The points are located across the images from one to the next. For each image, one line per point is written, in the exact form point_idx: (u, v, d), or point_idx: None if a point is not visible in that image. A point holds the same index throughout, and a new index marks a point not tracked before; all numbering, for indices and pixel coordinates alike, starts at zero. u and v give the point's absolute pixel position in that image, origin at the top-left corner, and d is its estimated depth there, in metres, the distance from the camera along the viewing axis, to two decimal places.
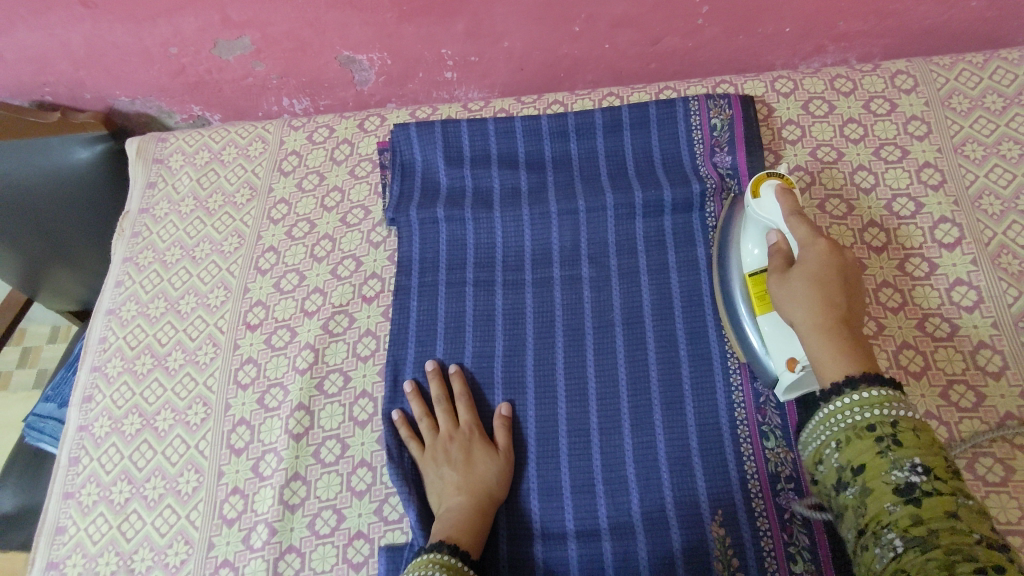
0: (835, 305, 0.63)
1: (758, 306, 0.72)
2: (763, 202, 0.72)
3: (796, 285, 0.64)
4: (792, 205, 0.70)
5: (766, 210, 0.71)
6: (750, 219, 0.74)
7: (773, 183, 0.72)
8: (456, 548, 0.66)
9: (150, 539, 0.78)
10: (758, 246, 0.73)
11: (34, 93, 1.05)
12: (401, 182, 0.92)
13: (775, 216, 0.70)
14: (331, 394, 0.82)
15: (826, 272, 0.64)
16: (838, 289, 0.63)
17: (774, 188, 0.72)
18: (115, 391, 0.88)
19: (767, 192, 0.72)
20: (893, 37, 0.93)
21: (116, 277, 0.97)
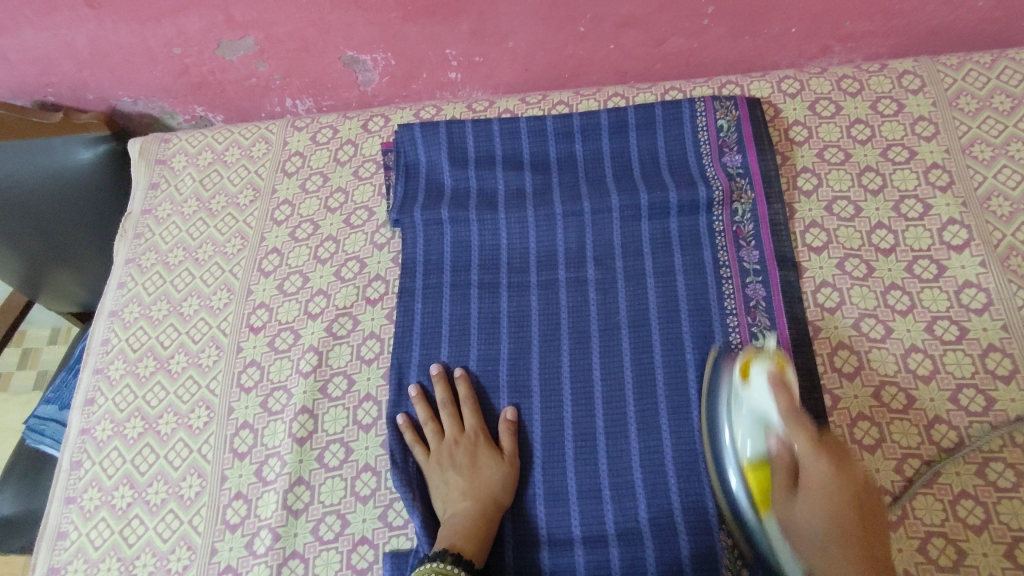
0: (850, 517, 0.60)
1: (759, 505, 0.66)
2: (754, 388, 0.67)
3: (801, 515, 0.61)
4: (789, 401, 0.64)
5: (759, 400, 0.67)
6: (741, 407, 0.69)
7: (765, 366, 0.67)
8: (458, 557, 0.65)
9: (153, 545, 0.77)
10: (752, 439, 0.67)
11: (36, 93, 1.05)
12: (405, 183, 0.92)
13: (771, 410, 0.66)
14: (334, 398, 0.81)
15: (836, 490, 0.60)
16: (849, 506, 0.60)
17: (767, 371, 0.67)
18: (117, 394, 0.87)
19: (758, 376, 0.67)
20: (900, 38, 0.92)
21: (119, 278, 0.96)
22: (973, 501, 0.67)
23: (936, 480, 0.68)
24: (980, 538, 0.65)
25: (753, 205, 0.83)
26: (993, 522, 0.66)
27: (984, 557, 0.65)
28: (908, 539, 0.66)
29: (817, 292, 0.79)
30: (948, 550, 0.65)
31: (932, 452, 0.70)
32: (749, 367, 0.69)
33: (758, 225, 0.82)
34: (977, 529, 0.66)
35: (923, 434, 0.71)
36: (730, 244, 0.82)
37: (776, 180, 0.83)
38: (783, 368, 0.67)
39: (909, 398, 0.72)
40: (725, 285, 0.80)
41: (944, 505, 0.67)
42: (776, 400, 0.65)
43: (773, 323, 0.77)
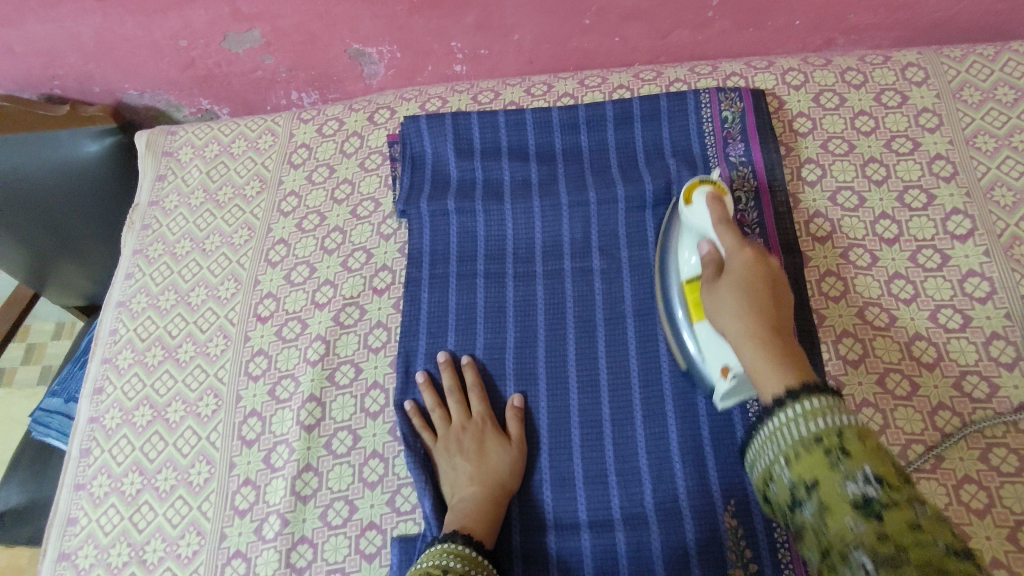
0: (760, 307, 0.60)
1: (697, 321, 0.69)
2: (694, 208, 0.72)
3: (723, 293, 0.63)
4: (722, 213, 0.70)
5: (698, 217, 0.71)
6: (686, 228, 0.73)
7: (707, 189, 0.72)
8: (470, 538, 0.65)
9: (162, 531, 0.78)
10: (695, 254, 0.71)
11: (43, 86, 1.05)
12: (411, 174, 0.92)
13: (707, 224, 0.70)
14: (342, 386, 0.82)
15: (750, 275, 0.63)
16: (767, 300, 0.61)
17: (707, 195, 0.71)
18: (126, 383, 0.88)
19: (700, 198, 0.72)
20: (903, 30, 0.93)
21: (126, 269, 0.97)
22: (976, 486, 0.68)
23: (940, 466, 0.69)
24: (983, 522, 0.66)
25: (757, 195, 0.83)
26: (996, 506, 0.66)
27: (987, 541, 0.65)
28: None
29: (822, 281, 0.80)
30: None
31: (935, 438, 0.70)
32: (691, 193, 0.73)
33: (762, 214, 0.82)
34: (980, 513, 0.66)
35: (927, 420, 0.71)
36: None
37: (780, 171, 0.84)
38: (723, 195, 0.73)
39: (913, 385, 0.73)
40: None
41: (948, 490, 0.68)
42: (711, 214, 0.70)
43: None
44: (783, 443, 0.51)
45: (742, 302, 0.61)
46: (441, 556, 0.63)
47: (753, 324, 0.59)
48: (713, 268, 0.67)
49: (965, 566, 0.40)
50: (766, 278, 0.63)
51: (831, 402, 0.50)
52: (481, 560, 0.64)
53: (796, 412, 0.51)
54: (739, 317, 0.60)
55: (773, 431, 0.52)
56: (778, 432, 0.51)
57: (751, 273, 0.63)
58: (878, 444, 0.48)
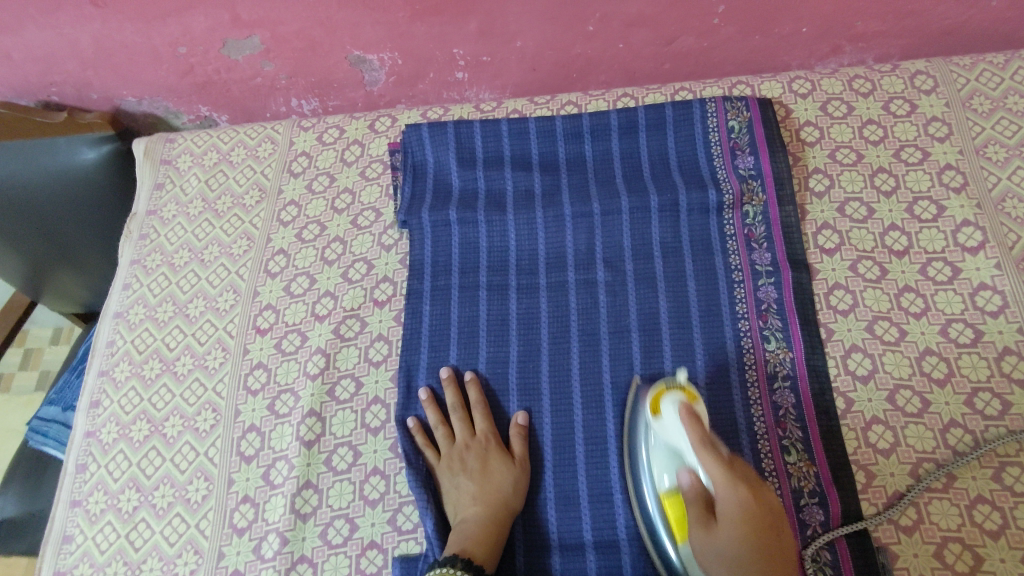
0: (764, 549, 0.55)
1: (680, 540, 0.64)
2: (665, 419, 0.65)
3: (717, 553, 0.56)
4: (699, 428, 0.61)
5: (670, 432, 0.64)
6: (656, 438, 0.67)
7: (678, 397, 0.65)
8: (469, 563, 0.64)
9: (159, 549, 0.76)
10: (671, 472, 0.65)
11: (40, 93, 1.04)
12: (412, 184, 0.91)
13: (680, 438, 0.63)
14: (342, 401, 0.80)
15: (748, 532, 0.56)
16: (774, 560, 0.55)
17: (678, 404, 0.64)
18: (123, 396, 0.87)
19: (670, 408, 0.65)
20: (912, 38, 0.91)
21: (124, 279, 0.96)
22: (989, 506, 0.66)
23: (952, 485, 0.68)
24: (997, 544, 0.65)
25: (764, 207, 0.82)
26: (1010, 527, 0.65)
27: (1002, 563, 0.64)
28: (922, 544, 0.66)
29: (830, 294, 0.78)
30: (964, 556, 0.65)
31: (947, 456, 0.69)
32: (661, 401, 0.66)
33: (769, 227, 0.81)
34: (994, 534, 0.65)
35: (939, 438, 0.70)
36: (741, 247, 0.81)
37: (788, 182, 0.83)
38: (693, 402, 0.65)
39: (924, 402, 0.72)
40: (736, 289, 0.79)
41: (960, 510, 0.66)
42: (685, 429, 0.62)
43: (785, 325, 0.77)
44: None
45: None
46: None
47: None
48: (699, 508, 0.60)
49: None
50: (762, 524, 0.56)
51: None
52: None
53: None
54: None
55: None
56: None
57: (753, 523, 0.56)
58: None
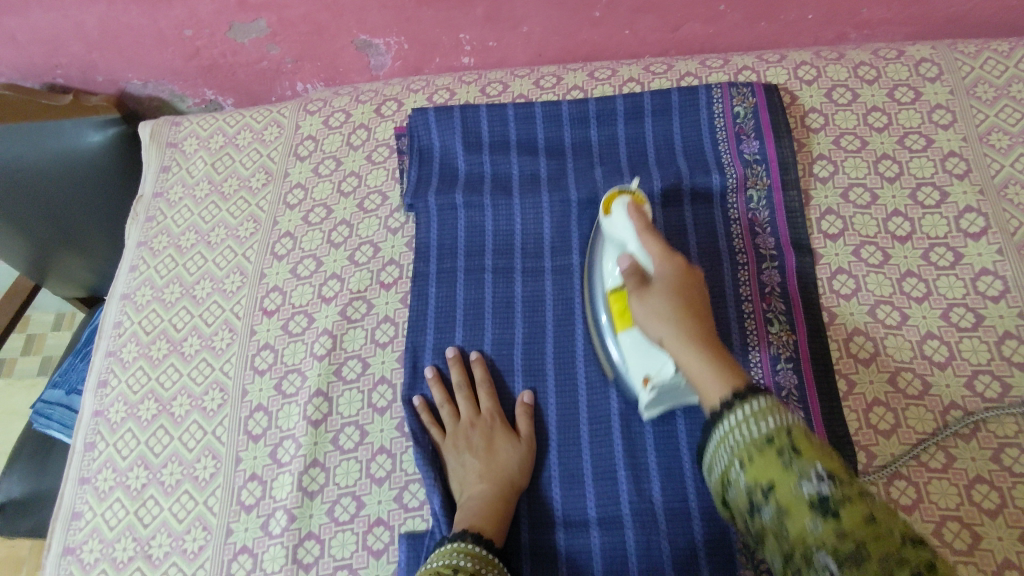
0: (689, 312, 0.62)
1: (620, 329, 0.69)
2: (615, 218, 0.71)
3: (654, 301, 0.63)
4: (644, 223, 0.69)
5: (619, 228, 0.70)
6: (606, 237, 0.73)
7: (627, 199, 0.71)
8: (479, 537, 0.65)
9: (168, 526, 0.77)
10: (615, 262, 0.71)
11: (45, 75, 1.04)
12: (419, 167, 0.91)
13: (626, 232, 0.70)
14: (349, 381, 0.81)
15: (680, 288, 0.63)
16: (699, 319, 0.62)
17: (626, 206, 0.70)
18: (130, 376, 0.87)
19: (620, 209, 0.71)
20: (917, 25, 0.92)
21: (131, 261, 0.96)
22: (988, 486, 0.67)
23: (952, 465, 0.69)
24: (995, 523, 0.66)
25: (768, 192, 0.83)
26: (1008, 507, 0.66)
27: (1000, 542, 0.65)
28: (922, 523, 0.67)
29: (833, 279, 0.79)
30: (963, 534, 0.66)
31: (948, 438, 0.70)
32: (612, 204, 0.72)
33: (773, 212, 0.82)
34: (992, 513, 0.66)
35: (939, 419, 0.71)
36: (745, 232, 0.82)
37: (792, 167, 0.83)
38: (641, 203, 0.72)
39: (925, 384, 0.73)
40: (740, 271, 0.80)
41: (959, 490, 0.67)
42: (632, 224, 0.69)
43: (788, 308, 0.77)
44: (737, 443, 0.51)
45: (677, 306, 0.62)
46: (449, 556, 0.62)
47: (687, 334, 0.60)
48: (635, 273, 0.66)
49: (922, 553, 0.41)
50: (691, 298, 0.63)
51: (772, 404, 0.52)
52: (492, 559, 0.64)
53: (745, 414, 0.52)
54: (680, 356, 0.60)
55: (732, 431, 0.52)
56: (734, 434, 0.52)
57: (683, 292, 0.63)
58: (819, 438, 0.49)
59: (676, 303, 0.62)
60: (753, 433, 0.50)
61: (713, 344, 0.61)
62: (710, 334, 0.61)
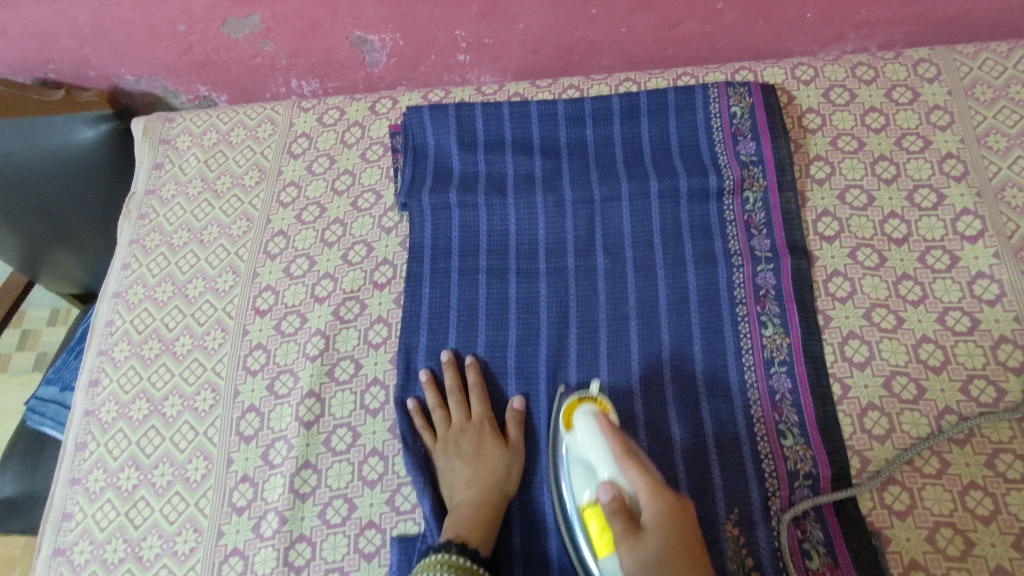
0: (679, 540, 0.55)
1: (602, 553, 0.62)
2: (577, 437, 0.67)
3: (639, 540, 0.56)
4: (613, 441, 0.64)
5: (583, 447, 0.66)
6: (570, 456, 0.68)
7: (590, 410, 0.68)
8: (465, 547, 0.64)
9: (159, 527, 0.77)
10: (589, 489, 0.65)
11: (37, 70, 1.03)
12: (413, 166, 0.90)
13: (592, 452, 0.65)
14: (341, 382, 0.81)
15: (666, 518, 0.57)
16: (691, 553, 0.55)
17: (591, 420, 0.67)
18: (122, 375, 0.87)
19: (582, 423, 0.67)
20: (916, 25, 0.91)
21: (123, 259, 0.95)
22: (982, 492, 0.67)
23: (946, 471, 0.68)
24: (988, 529, 0.65)
25: (764, 194, 0.82)
26: (1001, 513, 0.66)
27: (992, 548, 0.65)
28: (915, 529, 0.67)
29: (829, 282, 0.79)
30: (955, 540, 0.65)
31: (943, 443, 0.69)
32: (573, 419, 0.69)
33: (769, 214, 0.81)
34: (986, 519, 0.66)
35: (933, 424, 0.70)
36: (741, 233, 0.81)
37: (789, 168, 0.83)
38: (606, 412, 0.70)
39: (920, 388, 0.72)
40: (735, 274, 0.79)
41: (953, 495, 0.67)
42: (598, 441, 0.65)
43: (783, 311, 0.77)
44: None
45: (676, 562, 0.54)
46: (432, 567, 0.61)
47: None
48: (614, 504, 0.59)
49: None
50: (679, 521, 0.57)
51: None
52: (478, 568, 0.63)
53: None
54: None
55: None
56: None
57: (676, 529, 0.56)
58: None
59: (670, 544, 0.55)
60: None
61: None
62: (701, 567, 0.54)
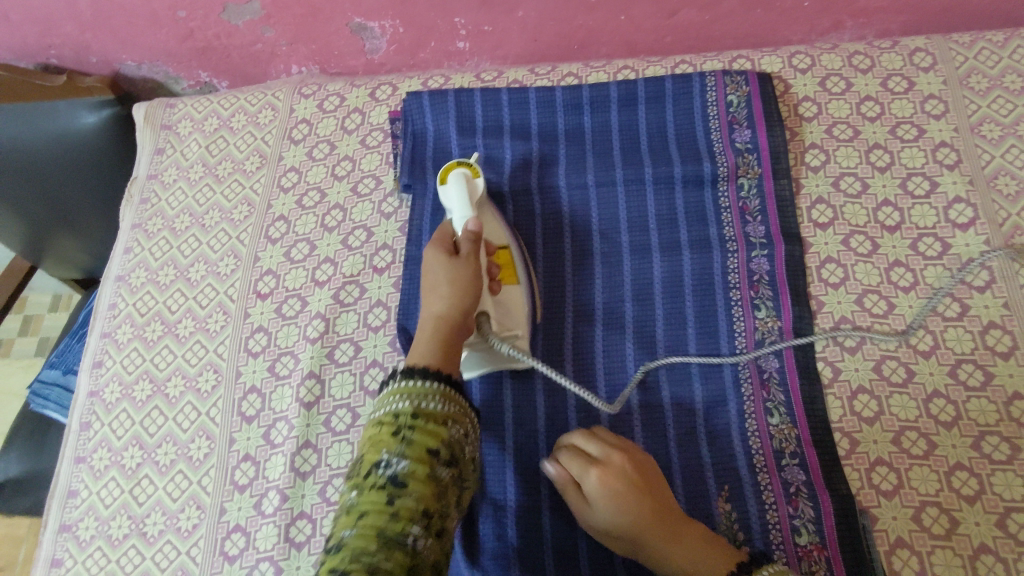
0: (632, 514, 0.61)
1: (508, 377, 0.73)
2: (449, 187, 0.78)
3: (596, 514, 0.63)
4: (473, 194, 0.78)
5: (449, 193, 0.78)
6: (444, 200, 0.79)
7: (461, 171, 0.79)
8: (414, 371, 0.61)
9: (162, 504, 0.79)
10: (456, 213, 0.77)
11: (39, 55, 1.04)
12: (412, 152, 0.91)
13: (458, 197, 0.77)
14: (341, 363, 0.82)
15: (614, 507, 0.61)
16: (636, 515, 0.61)
17: (463, 177, 0.78)
18: (125, 357, 0.88)
19: (455, 178, 0.78)
20: (913, 14, 0.91)
21: (125, 242, 0.97)
22: (967, 473, 0.68)
23: (933, 452, 0.70)
24: (973, 508, 0.67)
25: (759, 181, 0.83)
26: (986, 493, 0.67)
27: (976, 527, 0.66)
28: (901, 508, 0.68)
29: (822, 268, 0.80)
30: (940, 520, 0.67)
31: (930, 425, 0.71)
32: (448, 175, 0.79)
33: (764, 201, 0.82)
34: (971, 499, 0.67)
35: (921, 407, 0.72)
36: (736, 219, 0.82)
37: (783, 156, 0.84)
38: (474, 176, 0.80)
39: (909, 372, 0.74)
40: (729, 260, 0.80)
41: (939, 476, 0.69)
42: (464, 194, 0.77)
43: (775, 296, 0.78)
44: None
45: (617, 516, 0.61)
46: (390, 398, 0.59)
47: (636, 528, 0.61)
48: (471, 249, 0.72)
49: None
50: (626, 500, 0.61)
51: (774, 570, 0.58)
52: (449, 391, 0.60)
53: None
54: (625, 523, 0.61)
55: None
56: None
57: (621, 516, 0.61)
58: None
59: (618, 515, 0.61)
60: None
61: (666, 532, 0.61)
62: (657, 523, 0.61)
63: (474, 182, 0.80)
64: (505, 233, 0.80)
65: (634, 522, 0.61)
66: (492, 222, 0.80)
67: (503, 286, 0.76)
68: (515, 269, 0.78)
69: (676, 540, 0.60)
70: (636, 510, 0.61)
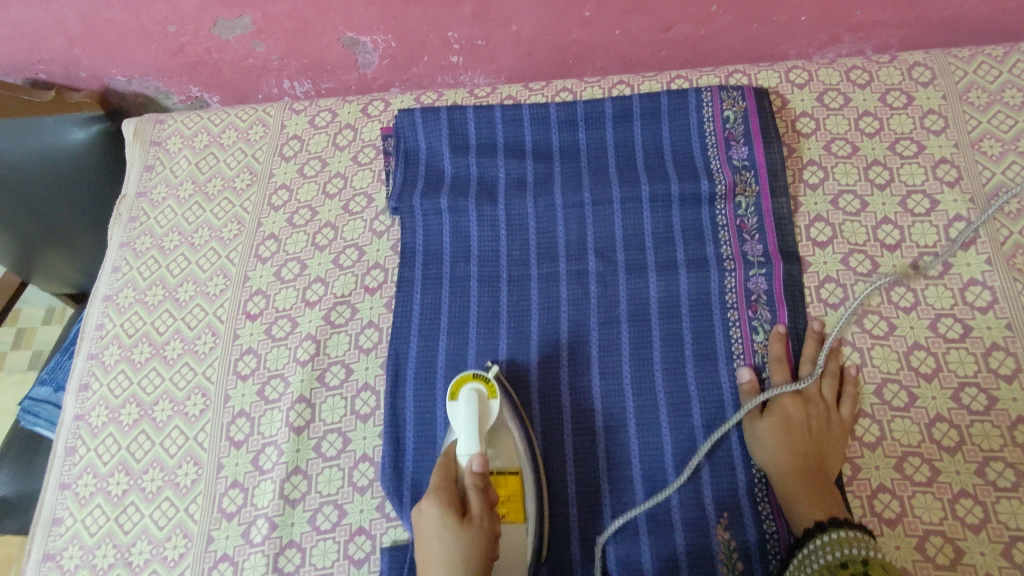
0: (800, 447, 0.69)
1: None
2: (460, 405, 0.70)
3: (764, 430, 0.71)
4: (483, 419, 0.69)
5: (459, 414, 0.70)
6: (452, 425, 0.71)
7: (478, 385, 0.71)
8: None
9: (148, 532, 0.77)
10: (467, 443, 0.68)
11: (28, 70, 1.02)
12: (404, 170, 0.90)
13: (467, 423, 0.69)
14: (332, 386, 0.80)
15: (801, 428, 0.70)
16: (806, 449, 0.69)
17: (476, 393, 0.70)
18: (112, 379, 0.87)
19: (468, 393, 0.70)
20: (911, 28, 0.90)
21: (113, 262, 0.95)
22: (972, 500, 0.67)
23: (936, 479, 0.68)
24: (977, 538, 0.65)
25: (756, 199, 0.82)
26: (991, 522, 0.66)
27: (981, 557, 0.65)
28: (905, 537, 0.66)
29: (821, 288, 0.79)
30: (944, 550, 0.65)
31: (933, 451, 0.69)
32: (461, 388, 0.71)
33: (762, 219, 0.81)
34: (975, 529, 0.66)
35: (924, 432, 0.70)
36: (733, 238, 0.81)
37: (781, 174, 0.82)
38: (489, 394, 0.71)
39: (911, 396, 0.72)
40: (727, 279, 0.79)
41: (943, 504, 0.67)
42: (472, 416, 0.69)
43: (773, 316, 0.77)
44: (817, 563, 0.61)
45: (789, 438, 0.70)
46: None
47: (799, 457, 0.68)
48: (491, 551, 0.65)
49: None
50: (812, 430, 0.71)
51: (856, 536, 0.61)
52: None
53: (824, 541, 0.62)
54: (785, 454, 0.69)
55: (817, 556, 0.62)
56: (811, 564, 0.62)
57: (797, 441, 0.69)
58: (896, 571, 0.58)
59: (790, 438, 0.70)
60: (830, 555, 0.61)
61: (819, 479, 0.67)
62: (818, 470, 0.68)
63: (488, 401, 0.71)
64: (520, 452, 0.71)
65: (795, 451, 0.69)
66: (509, 444, 0.71)
67: (506, 526, 0.68)
68: (524, 504, 0.69)
69: (820, 482, 0.67)
70: (808, 443, 0.69)
